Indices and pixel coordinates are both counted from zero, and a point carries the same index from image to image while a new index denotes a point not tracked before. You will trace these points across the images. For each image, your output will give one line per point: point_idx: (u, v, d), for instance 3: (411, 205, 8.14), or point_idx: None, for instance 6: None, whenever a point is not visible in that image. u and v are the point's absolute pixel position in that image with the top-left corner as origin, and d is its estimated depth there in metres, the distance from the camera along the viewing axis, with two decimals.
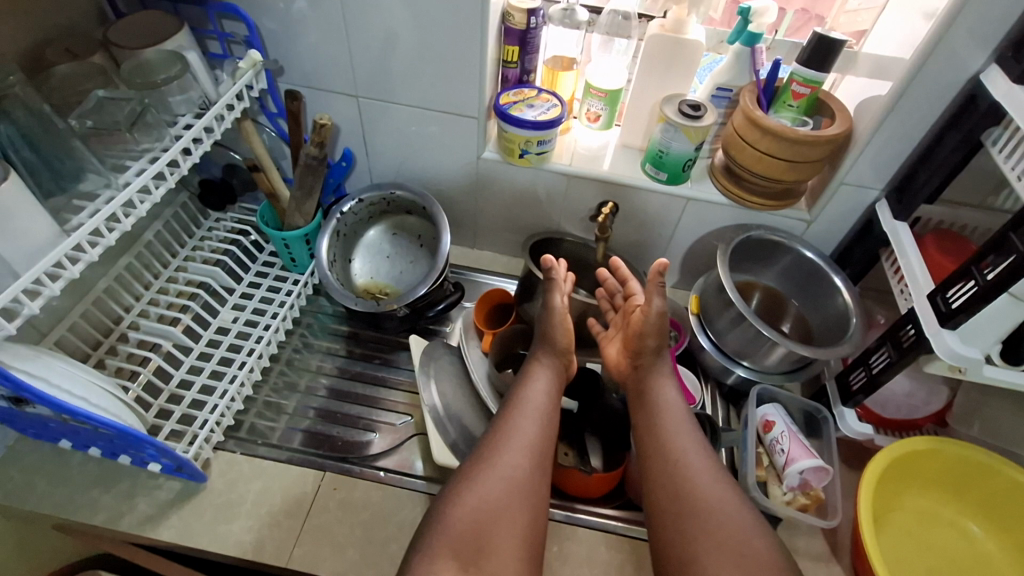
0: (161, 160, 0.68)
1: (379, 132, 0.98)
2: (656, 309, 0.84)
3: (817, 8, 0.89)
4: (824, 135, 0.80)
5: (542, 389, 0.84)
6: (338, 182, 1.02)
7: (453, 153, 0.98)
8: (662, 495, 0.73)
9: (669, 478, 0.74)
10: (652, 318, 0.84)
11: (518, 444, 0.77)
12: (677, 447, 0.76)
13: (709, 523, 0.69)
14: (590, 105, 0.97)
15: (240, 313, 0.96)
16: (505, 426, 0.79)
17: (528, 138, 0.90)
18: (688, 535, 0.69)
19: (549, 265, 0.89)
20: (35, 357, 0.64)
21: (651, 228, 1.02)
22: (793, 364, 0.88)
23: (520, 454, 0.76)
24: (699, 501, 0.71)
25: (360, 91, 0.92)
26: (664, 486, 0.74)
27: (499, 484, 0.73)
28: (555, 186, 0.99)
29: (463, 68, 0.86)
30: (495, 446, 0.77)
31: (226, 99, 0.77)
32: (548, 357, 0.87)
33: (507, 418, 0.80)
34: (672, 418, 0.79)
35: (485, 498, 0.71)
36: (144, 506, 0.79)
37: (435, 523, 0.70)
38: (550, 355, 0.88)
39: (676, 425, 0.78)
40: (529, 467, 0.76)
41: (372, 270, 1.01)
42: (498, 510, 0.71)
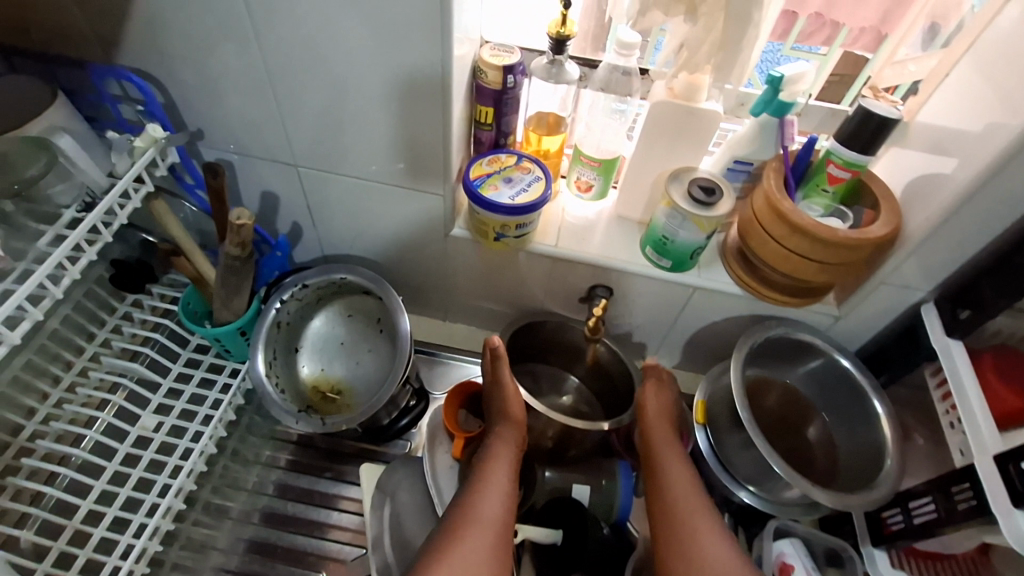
0: (26, 288, 0.53)
1: (327, 204, 0.81)
2: (660, 385, 0.78)
3: (833, 13, 0.68)
4: (867, 235, 0.65)
5: (510, 461, 0.70)
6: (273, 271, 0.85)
7: (416, 228, 0.82)
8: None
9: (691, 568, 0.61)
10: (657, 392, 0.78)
11: (488, 523, 0.62)
12: (702, 534, 0.63)
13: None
14: (580, 173, 0.81)
15: (164, 417, 0.81)
16: (472, 498, 0.64)
17: (504, 223, 0.74)
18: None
19: (496, 347, 0.76)
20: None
21: (651, 314, 0.87)
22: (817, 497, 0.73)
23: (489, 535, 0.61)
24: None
25: (300, 160, 0.75)
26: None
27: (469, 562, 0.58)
28: (539, 268, 0.83)
29: (424, 139, 0.70)
30: (465, 522, 0.62)
31: (120, 187, 0.61)
32: (507, 427, 0.73)
33: (472, 494, 0.65)
34: (688, 497, 0.67)
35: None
36: None
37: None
38: (514, 424, 0.74)
39: (697, 508, 0.66)
40: (498, 545, 0.61)
41: (322, 361, 0.86)
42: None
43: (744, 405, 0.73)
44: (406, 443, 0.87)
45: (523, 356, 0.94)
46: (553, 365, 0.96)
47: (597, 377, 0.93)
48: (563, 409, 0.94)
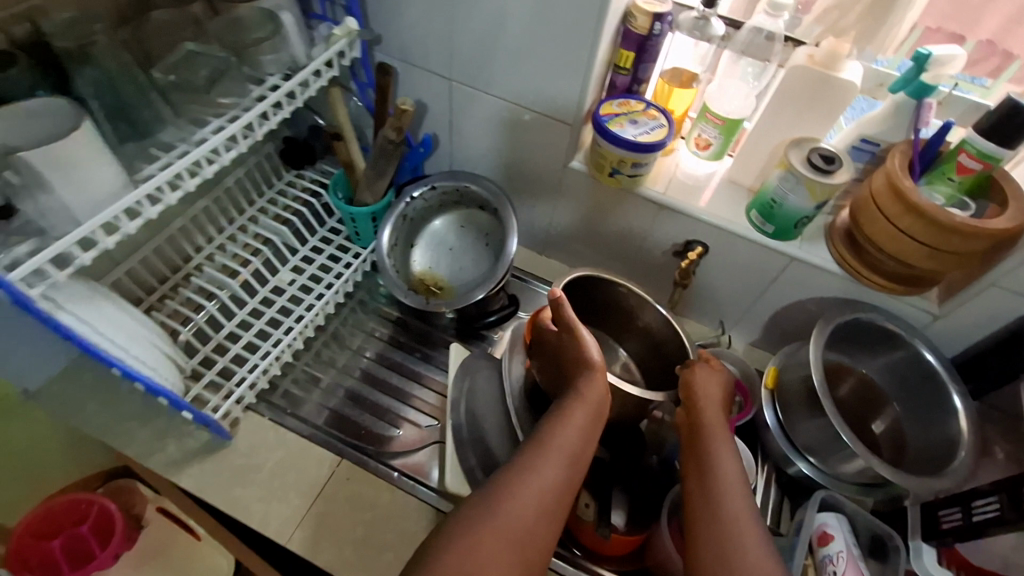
0: (237, 125, 0.67)
1: (465, 121, 0.92)
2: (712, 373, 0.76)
3: (1007, 41, 0.72)
4: (988, 227, 0.65)
5: (581, 427, 0.68)
6: (415, 165, 0.98)
7: (538, 155, 0.90)
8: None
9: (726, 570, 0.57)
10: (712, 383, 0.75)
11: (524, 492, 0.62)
12: (744, 535, 0.59)
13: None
14: (702, 130, 0.85)
15: (297, 276, 0.96)
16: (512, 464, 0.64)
17: (622, 158, 0.80)
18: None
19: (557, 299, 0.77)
20: (88, 296, 0.65)
21: (741, 280, 0.90)
22: (874, 479, 0.76)
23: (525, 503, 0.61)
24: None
25: (454, 74, 0.86)
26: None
27: (512, 520, 0.59)
28: (644, 213, 0.89)
29: (567, 69, 0.77)
30: (512, 481, 0.63)
31: (316, 65, 0.74)
32: (590, 394, 0.71)
33: (531, 453, 0.65)
34: (738, 495, 0.63)
35: (494, 534, 0.58)
36: (172, 449, 0.81)
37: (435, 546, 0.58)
38: (594, 388, 0.72)
39: (744, 508, 0.62)
40: (535, 520, 0.61)
41: (431, 260, 0.97)
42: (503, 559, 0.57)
43: (817, 373, 0.75)
44: (489, 345, 0.96)
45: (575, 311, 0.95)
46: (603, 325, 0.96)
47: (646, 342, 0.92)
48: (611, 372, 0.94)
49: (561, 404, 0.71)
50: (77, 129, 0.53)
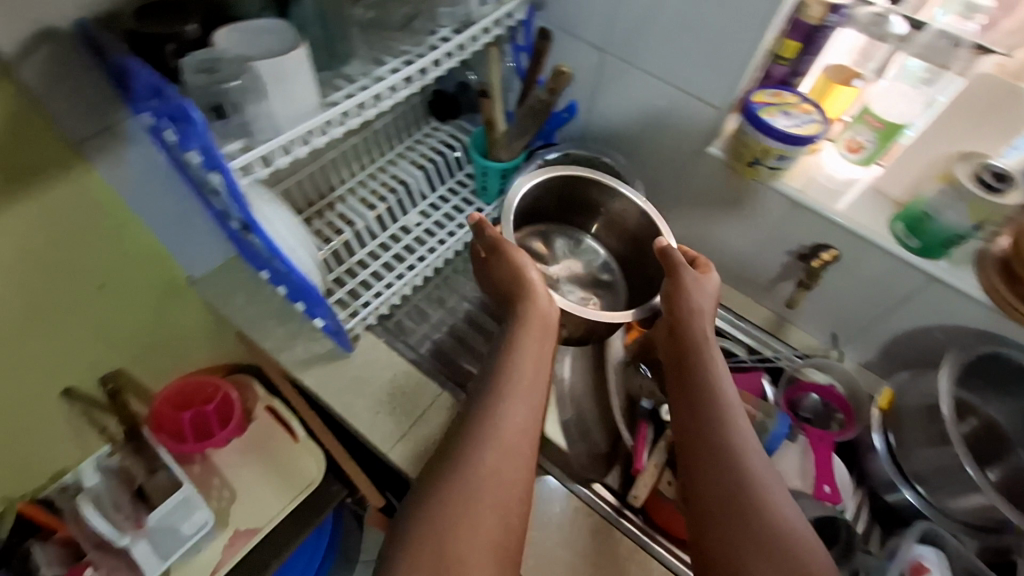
0: (414, 66, 0.74)
1: (608, 94, 0.94)
2: (686, 282, 0.77)
3: None
4: None
5: (532, 352, 0.71)
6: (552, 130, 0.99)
7: (675, 137, 0.91)
8: (715, 519, 0.63)
9: (726, 500, 0.63)
10: (687, 297, 0.76)
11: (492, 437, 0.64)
12: (735, 455, 0.65)
13: (773, 554, 0.59)
14: (855, 133, 0.83)
15: (423, 219, 1.04)
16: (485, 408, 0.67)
17: (767, 149, 0.80)
18: (744, 563, 0.59)
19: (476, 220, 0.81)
20: (268, 200, 0.78)
21: (867, 294, 0.87)
22: (985, 521, 0.73)
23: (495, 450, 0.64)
24: (779, 536, 0.60)
25: (609, 47, 0.88)
26: (725, 507, 0.63)
27: (481, 465, 0.63)
28: (774, 209, 0.88)
29: (728, 52, 0.78)
30: (477, 430, 0.65)
31: (487, 22, 0.80)
32: (533, 319, 0.73)
33: (501, 392, 0.68)
34: (731, 427, 0.67)
35: (487, 486, 0.62)
36: (301, 350, 0.91)
37: (429, 510, 0.61)
38: (541, 309, 0.75)
39: (734, 433, 0.67)
40: (507, 459, 0.64)
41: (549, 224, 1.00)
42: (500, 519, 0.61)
43: (949, 406, 0.74)
44: None
45: (563, 211, 0.99)
46: (578, 224, 1.00)
47: (621, 240, 0.97)
48: (579, 274, 0.98)
49: (511, 333, 0.73)
50: (299, 48, 0.61)
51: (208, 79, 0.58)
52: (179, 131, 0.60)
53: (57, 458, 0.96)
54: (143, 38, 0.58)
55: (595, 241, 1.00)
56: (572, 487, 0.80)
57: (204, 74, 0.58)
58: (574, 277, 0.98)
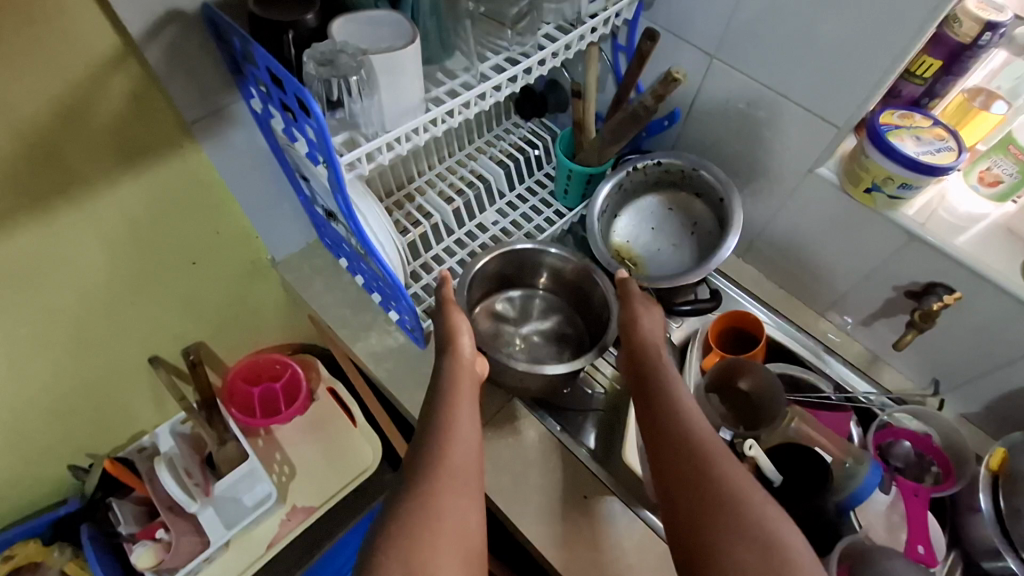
0: (520, 67, 0.72)
1: (712, 103, 0.89)
2: (640, 310, 0.80)
3: None
4: None
5: (470, 389, 0.68)
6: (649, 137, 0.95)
7: (781, 154, 0.85)
8: (684, 511, 0.58)
9: (697, 491, 0.58)
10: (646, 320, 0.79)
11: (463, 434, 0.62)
12: (698, 448, 0.62)
13: (749, 535, 0.53)
14: (992, 164, 0.75)
15: (500, 218, 1.03)
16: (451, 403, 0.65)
17: (891, 176, 0.73)
18: (719, 552, 0.54)
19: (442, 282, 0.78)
20: (363, 194, 0.78)
21: (984, 341, 0.79)
22: None
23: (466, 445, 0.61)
24: (756, 521, 0.54)
25: (719, 53, 0.83)
26: (692, 499, 0.58)
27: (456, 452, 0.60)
28: (887, 240, 0.81)
29: (857, 68, 0.71)
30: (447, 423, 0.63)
31: (595, 22, 0.77)
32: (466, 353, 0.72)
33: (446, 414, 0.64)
34: (695, 430, 0.63)
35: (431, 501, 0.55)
36: (375, 342, 0.91)
37: (392, 521, 0.53)
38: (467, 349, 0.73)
39: (698, 429, 0.64)
40: (473, 450, 0.62)
41: (631, 234, 0.97)
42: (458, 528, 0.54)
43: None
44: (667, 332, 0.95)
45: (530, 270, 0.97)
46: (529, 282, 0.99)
47: (575, 296, 0.97)
48: (542, 329, 0.97)
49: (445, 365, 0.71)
50: (414, 43, 0.60)
51: (330, 72, 0.57)
52: (291, 121, 0.61)
53: (137, 422, 1.01)
54: (265, 25, 0.58)
55: (567, 312, 0.98)
56: (640, 513, 0.78)
57: (325, 67, 0.57)
58: (539, 334, 0.96)
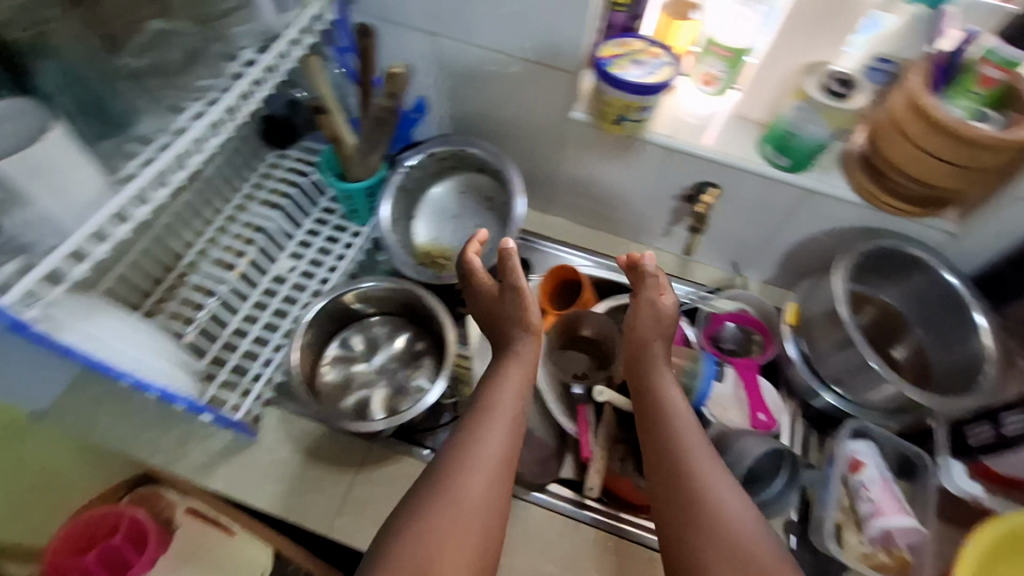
0: (217, 109, 0.62)
1: (456, 77, 0.86)
2: (664, 305, 0.77)
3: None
4: (1012, 138, 0.62)
5: (511, 393, 0.69)
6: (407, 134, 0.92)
7: (537, 109, 0.86)
8: (672, 529, 0.63)
9: (693, 511, 0.62)
10: (646, 327, 0.76)
11: (480, 459, 0.64)
12: (692, 463, 0.65)
13: (738, 560, 0.58)
14: (708, 65, 0.81)
15: (297, 263, 0.93)
16: (459, 446, 0.64)
17: (628, 104, 0.76)
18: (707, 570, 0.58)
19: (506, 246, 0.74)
20: (102, 308, 0.67)
21: (755, 218, 0.88)
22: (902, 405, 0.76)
23: (484, 476, 0.63)
24: (732, 546, 0.59)
25: (439, 29, 0.80)
26: (674, 509, 0.63)
27: (469, 494, 0.61)
28: (651, 158, 0.86)
29: (560, 14, 0.72)
30: (462, 457, 0.63)
31: (292, 35, 0.69)
32: (526, 353, 0.74)
33: (468, 428, 0.66)
34: (689, 444, 0.66)
35: (455, 513, 0.59)
36: (198, 453, 0.80)
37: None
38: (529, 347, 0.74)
39: (694, 442, 0.67)
40: (492, 488, 0.62)
41: (434, 231, 0.94)
42: (463, 532, 0.59)
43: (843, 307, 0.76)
44: None
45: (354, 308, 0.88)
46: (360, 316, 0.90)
47: (404, 307, 0.89)
48: (394, 354, 0.88)
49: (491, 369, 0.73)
50: (48, 133, 0.48)
51: None
52: None
53: None
54: None
55: (410, 326, 0.90)
56: (529, 497, 0.80)
57: None
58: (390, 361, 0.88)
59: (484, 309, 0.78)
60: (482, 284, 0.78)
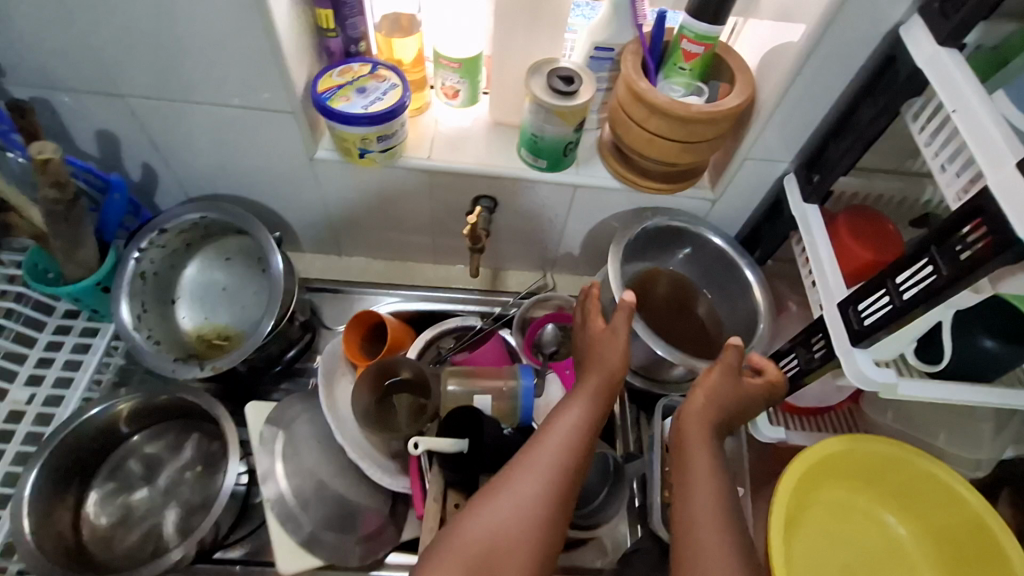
0: None
1: (171, 135, 0.74)
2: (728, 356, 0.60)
3: None
4: (720, 109, 0.65)
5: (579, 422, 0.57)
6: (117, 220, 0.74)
7: (279, 156, 0.77)
8: None
9: None
10: (751, 395, 0.61)
11: (536, 476, 0.52)
12: (711, 551, 0.49)
13: None
14: (444, 78, 0.77)
15: (36, 389, 0.77)
16: (512, 473, 0.53)
17: (364, 136, 0.70)
18: None
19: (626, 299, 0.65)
20: None
21: (540, 219, 0.87)
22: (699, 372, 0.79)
23: (530, 496, 0.51)
24: None
25: (125, 90, 0.68)
26: None
27: (520, 507, 0.50)
28: (417, 183, 0.81)
29: (252, 55, 0.64)
30: (514, 476, 0.53)
31: None
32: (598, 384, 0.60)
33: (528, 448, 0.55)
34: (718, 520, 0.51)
35: (507, 519, 0.50)
36: None
37: None
38: (610, 370, 0.61)
39: (723, 526, 0.51)
40: (547, 526, 0.51)
41: (204, 311, 0.82)
42: (510, 543, 0.49)
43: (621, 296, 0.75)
44: (309, 379, 0.85)
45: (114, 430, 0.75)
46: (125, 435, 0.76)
47: (175, 410, 0.76)
48: (182, 464, 0.76)
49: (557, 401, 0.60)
50: None
51: None
52: None
53: None
54: None
55: (193, 427, 0.77)
56: None
57: None
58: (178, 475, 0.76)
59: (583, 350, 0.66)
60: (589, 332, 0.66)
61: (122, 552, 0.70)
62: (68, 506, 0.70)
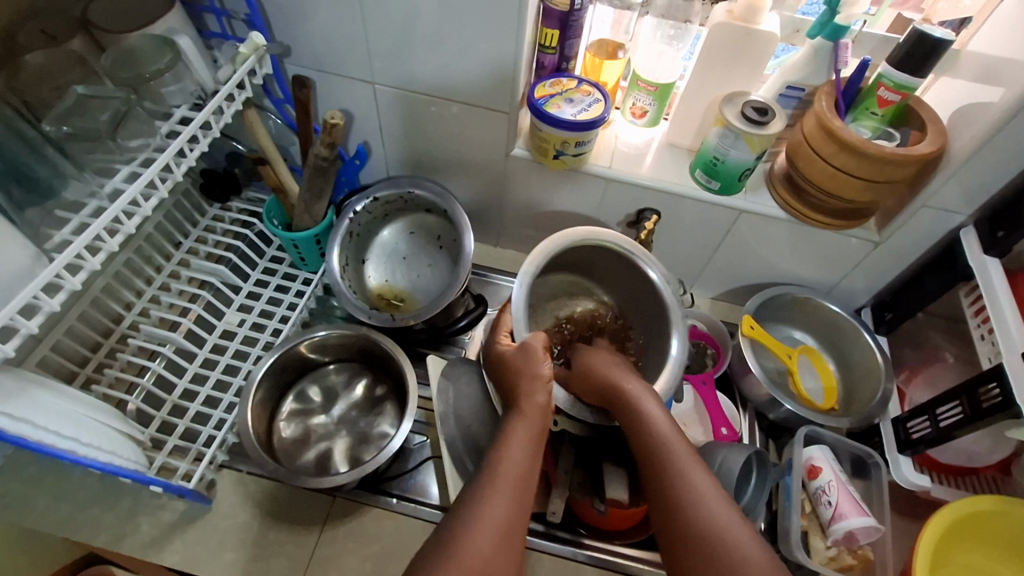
0: (154, 168, 0.61)
1: (397, 120, 0.87)
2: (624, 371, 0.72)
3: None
4: (914, 152, 0.68)
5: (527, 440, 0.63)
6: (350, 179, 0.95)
7: (479, 148, 0.88)
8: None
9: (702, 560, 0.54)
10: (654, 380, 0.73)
11: (497, 503, 0.56)
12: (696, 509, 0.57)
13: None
14: (636, 99, 0.86)
15: (246, 315, 0.90)
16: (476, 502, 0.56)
17: (565, 139, 0.79)
18: None
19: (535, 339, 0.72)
20: (41, 381, 0.63)
21: (695, 238, 0.92)
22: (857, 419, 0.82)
23: (497, 519, 0.54)
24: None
25: (376, 78, 0.82)
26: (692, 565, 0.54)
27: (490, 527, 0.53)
28: (593, 190, 0.89)
29: (494, 58, 0.74)
30: (476, 507, 0.55)
31: (227, 89, 0.68)
32: (532, 403, 0.66)
33: (481, 484, 0.57)
34: (690, 487, 0.59)
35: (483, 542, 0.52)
36: (147, 528, 0.75)
37: None
38: (536, 399, 0.67)
39: (690, 483, 0.60)
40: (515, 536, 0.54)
41: (387, 273, 0.93)
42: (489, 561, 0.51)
43: (531, 260, 0.78)
44: (461, 349, 0.95)
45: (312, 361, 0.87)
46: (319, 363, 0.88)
47: (358, 352, 0.88)
48: (353, 402, 0.87)
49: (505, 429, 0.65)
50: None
51: None
52: None
53: None
54: None
55: (370, 370, 0.89)
56: None
57: None
58: (351, 410, 0.86)
59: (505, 376, 0.71)
60: (503, 357, 0.72)
61: (302, 465, 0.80)
62: (267, 416, 0.81)
